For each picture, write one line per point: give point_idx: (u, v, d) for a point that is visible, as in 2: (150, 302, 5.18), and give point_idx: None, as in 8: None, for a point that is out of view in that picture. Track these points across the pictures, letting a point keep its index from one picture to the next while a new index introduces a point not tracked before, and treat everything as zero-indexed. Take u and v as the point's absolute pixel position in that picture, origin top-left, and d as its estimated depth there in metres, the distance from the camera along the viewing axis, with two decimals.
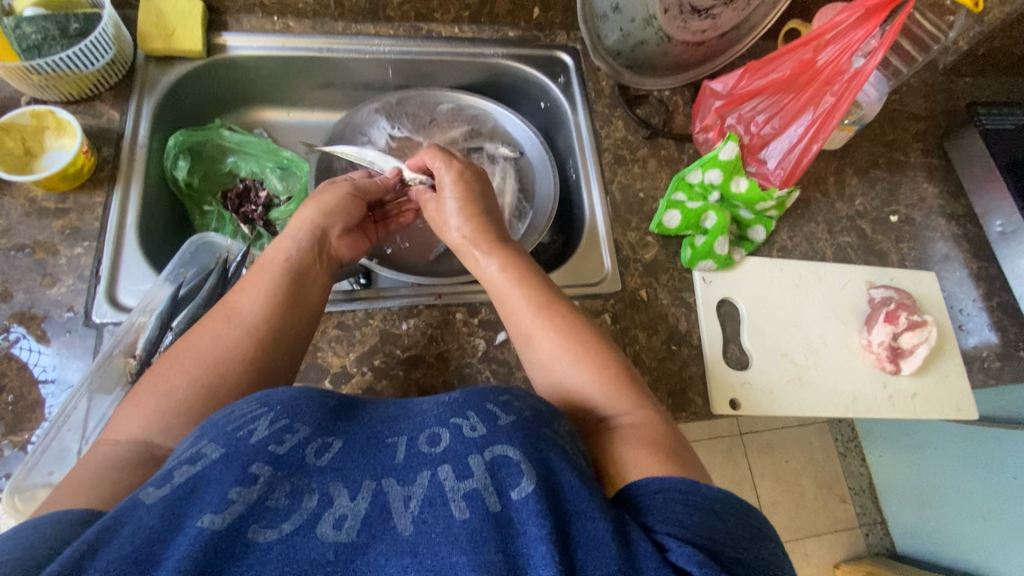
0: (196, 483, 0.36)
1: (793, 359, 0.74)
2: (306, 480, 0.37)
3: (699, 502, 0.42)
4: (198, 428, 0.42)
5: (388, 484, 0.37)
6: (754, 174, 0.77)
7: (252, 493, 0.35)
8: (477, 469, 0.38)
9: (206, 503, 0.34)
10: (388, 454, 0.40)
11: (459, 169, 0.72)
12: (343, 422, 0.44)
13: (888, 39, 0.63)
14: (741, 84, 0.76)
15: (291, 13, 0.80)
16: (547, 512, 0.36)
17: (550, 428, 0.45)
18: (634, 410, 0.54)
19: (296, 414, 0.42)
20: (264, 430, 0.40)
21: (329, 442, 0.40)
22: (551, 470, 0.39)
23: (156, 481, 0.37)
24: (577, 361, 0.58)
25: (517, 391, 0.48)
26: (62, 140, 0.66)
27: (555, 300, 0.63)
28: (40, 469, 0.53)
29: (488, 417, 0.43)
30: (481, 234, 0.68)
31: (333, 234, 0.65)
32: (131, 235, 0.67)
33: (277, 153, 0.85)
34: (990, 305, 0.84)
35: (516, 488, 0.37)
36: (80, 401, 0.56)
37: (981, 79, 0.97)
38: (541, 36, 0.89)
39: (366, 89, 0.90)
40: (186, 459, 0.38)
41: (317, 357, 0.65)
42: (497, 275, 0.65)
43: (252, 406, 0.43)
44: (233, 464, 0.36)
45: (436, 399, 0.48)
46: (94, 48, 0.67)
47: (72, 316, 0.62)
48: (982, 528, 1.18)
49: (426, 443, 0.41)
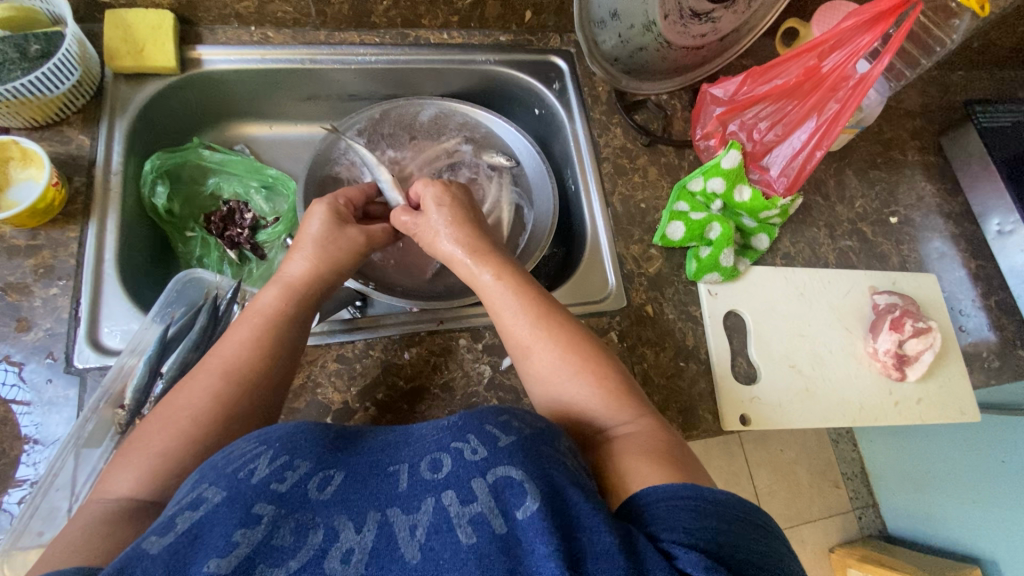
0: (199, 529, 0.33)
1: (801, 370, 0.74)
2: (310, 515, 0.35)
3: (703, 505, 0.40)
4: (196, 471, 0.39)
5: (393, 514, 0.35)
6: (757, 182, 0.74)
7: (257, 533, 0.33)
8: (481, 492, 0.36)
9: (209, 547, 0.32)
10: (391, 482, 0.38)
11: (441, 184, 0.70)
12: (344, 452, 0.41)
13: (895, 45, 0.60)
14: (742, 90, 0.74)
15: (269, 22, 0.76)
16: (554, 529, 0.34)
17: (552, 444, 0.43)
18: (635, 420, 0.53)
19: (295, 449, 0.40)
20: (264, 469, 0.37)
21: (331, 475, 0.38)
22: (556, 488, 0.37)
23: (158, 528, 0.34)
24: (583, 380, 0.55)
25: (516, 410, 0.45)
26: (29, 171, 0.62)
27: (551, 312, 0.60)
28: (29, 531, 0.49)
29: (488, 438, 0.40)
30: (476, 243, 0.65)
31: (343, 274, 0.63)
32: (112, 270, 0.63)
33: (261, 171, 0.82)
34: (987, 304, 0.85)
35: (521, 508, 0.35)
36: (68, 459, 0.53)
37: (974, 73, 0.97)
38: (533, 40, 0.86)
39: (352, 99, 0.86)
40: (186, 504, 0.36)
41: (317, 394, 0.62)
42: (492, 285, 0.62)
43: (250, 444, 0.40)
44: (236, 505, 0.34)
45: (435, 422, 0.45)
46: (58, 71, 0.62)
47: (52, 363, 0.58)
48: (972, 511, 1.22)
49: (428, 469, 0.39)
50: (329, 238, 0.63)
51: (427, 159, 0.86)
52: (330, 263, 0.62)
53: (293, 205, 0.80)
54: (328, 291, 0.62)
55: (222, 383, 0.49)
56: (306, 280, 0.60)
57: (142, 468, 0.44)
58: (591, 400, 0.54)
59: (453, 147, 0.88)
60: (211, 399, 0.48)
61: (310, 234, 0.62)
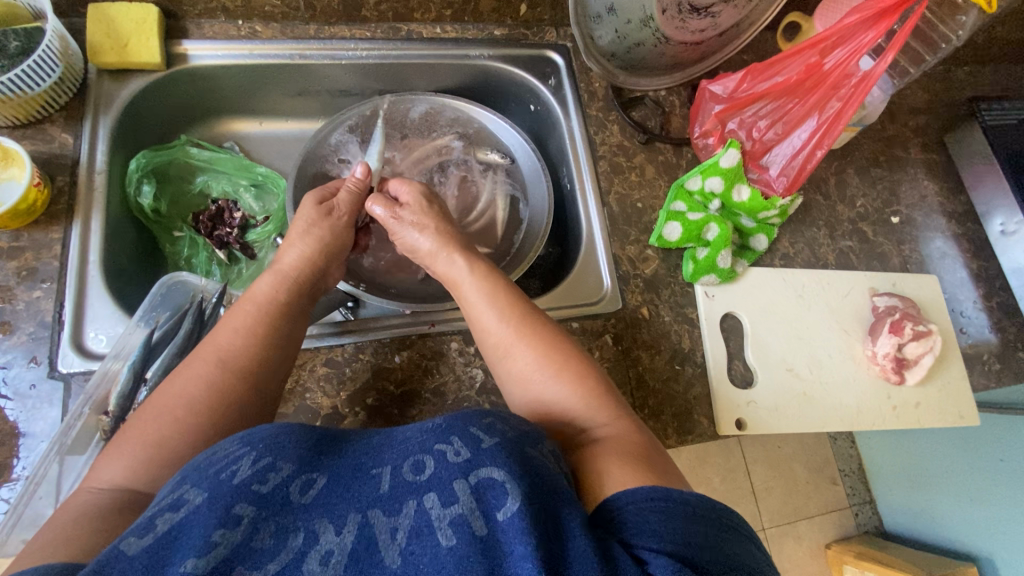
0: (178, 531, 0.32)
1: (799, 373, 0.73)
2: (292, 518, 0.34)
3: (672, 506, 0.39)
4: (178, 473, 0.38)
5: (374, 515, 0.34)
6: (756, 182, 0.73)
7: (236, 535, 0.32)
8: (462, 493, 0.35)
9: (186, 547, 0.31)
10: (372, 485, 0.37)
11: (417, 183, 0.71)
12: (327, 455, 0.40)
13: (899, 43, 0.58)
14: (742, 87, 0.72)
15: (256, 16, 0.74)
16: (535, 529, 0.33)
17: (536, 448, 0.42)
18: (612, 421, 0.51)
19: (279, 450, 0.38)
20: (246, 470, 0.36)
21: (313, 478, 0.37)
22: (540, 491, 0.36)
23: (138, 530, 0.33)
24: (561, 381, 0.54)
25: (500, 412, 0.44)
26: (11, 170, 0.60)
27: (529, 317, 0.59)
28: (13, 538, 0.49)
29: (471, 440, 0.39)
30: (451, 245, 0.65)
31: (330, 270, 0.63)
32: (96, 271, 0.62)
33: (250, 169, 0.80)
34: (989, 305, 0.84)
35: (501, 509, 0.34)
36: (52, 467, 0.52)
37: (979, 67, 0.95)
38: (529, 34, 0.84)
39: (344, 95, 0.84)
40: (167, 505, 0.35)
41: (305, 398, 0.61)
42: (471, 286, 0.62)
43: (234, 446, 0.39)
44: (216, 505, 0.33)
45: (420, 423, 0.43)
46: (39, 68, 0.61)
47: (35, 367, 0.57)
48: (969, 510, 1.21)
49: (410, 471, 0.37)
50: (317, 232, 0.62)
51: (419, 157, 0.85)
52: (316, 263, 0.61)
53: (283, 204, 0.79)
54: (317, 290, 0.61)
55: (212, 370, 0.49)
56: (297, 267, 0.59)
57: (120, 478, 0.43)
58: (569, 401, 0.53)
59: (445, 143, 0.86)
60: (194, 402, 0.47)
61: (301, 229, 0.61)
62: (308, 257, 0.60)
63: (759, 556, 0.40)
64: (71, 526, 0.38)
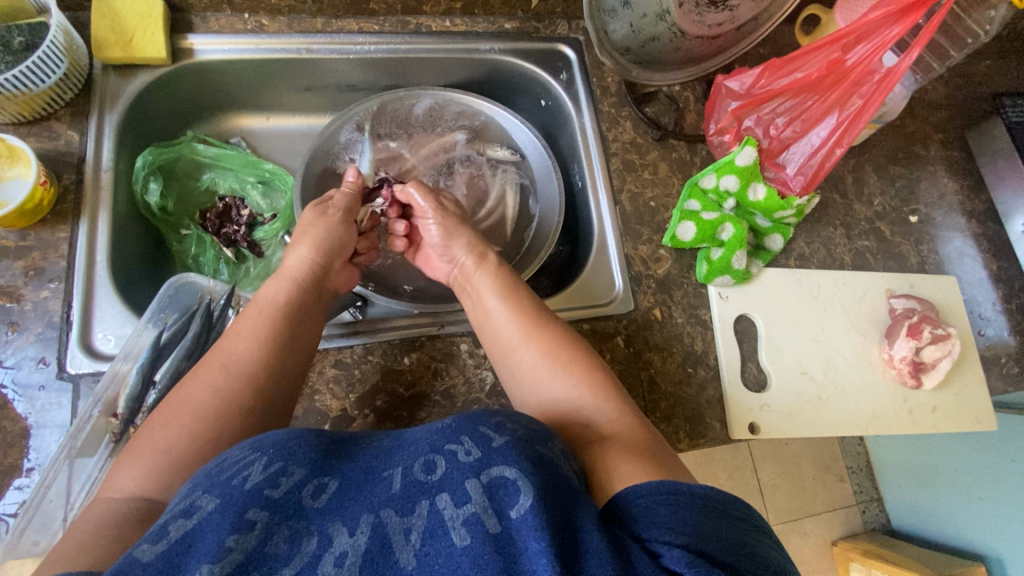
0: (192, 537, 0.31)
1: (813, 376, 0.72)
2: (305, 522, 0.33)
3: (683, 499, 0.37)
4: (189, 481, 0.37)
5: (387, 515, 0.33)
6: (772, 180, 0.72)
7: (251, 540, 0.31)
8: (475, 492, 0.34)
9: (200, 553, 0.30)
10: (384, 486, 0.36)
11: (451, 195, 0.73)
12: (339, 458, 0.39)
13: (924, 39, 0.56)
14: (760, 83, 0.70)
15: (263, 9, 0.72)
16: (550, 526, 0.32)
17: (546, 445, 0.41)
18: (618, 417, 0.50)
19: (290, 455, 0.38)
20: (258, 475, 0.35)
21: (325, 483, 0.36)
22: (554, 491, 0.35)
23: (150, 537, 0.32)
24: (569, 376, 0.54)
25: (509, 411, 0.43)
26: (17, 169, 0.59)
27: (542, 316, 0.59)
28: (24, 540, 0.48)
29: (482, 440, 0.38)
30: (477, 246, 0.66)
31: (334, 267, 0.62)
32: (104, 270, 0.61)
33: (257, 165, 0.80)
34: (1009, 307, 0.82)
35: (514, 507, 0.33)
36: (63, 469, 0.52)
37: (1003, 61, 0.92)
38: (540, 27, 0.82)
39: (351, 90, 0.83)
40: (179, 512, 0.34)
41: (315, 400, 0.60)
42: (484, 283, 0.62)
43: (244, 452, 0.38)
44: (228, 511, 0.33)
45: (429, 424, 0.43)
46: (44, 63, 0.60)
47: (44, 368, 0.56)
48: (979, 509, 1.20)
49: (421, 471, 0.36)
50: (315, 228, 0.61)
51: (428, 154, 0.84)
52: (324, 263, 0.60)
53: (290, 201, 0.78)
54: (322, 289, 0.60)
55: (214, 378, 0.48)
56: (300, 269, 0.59)
57: (132, 484, 0.42)
58: (577, 397, 0.52)
59: (451, 139, 0.85)
60: (203, 396, 0.47)
61: (302, 228, 0.62)
62: (317, 258, 0.60)
63: (777, 552, 0.38)
64: (82, 538, 0.37)
